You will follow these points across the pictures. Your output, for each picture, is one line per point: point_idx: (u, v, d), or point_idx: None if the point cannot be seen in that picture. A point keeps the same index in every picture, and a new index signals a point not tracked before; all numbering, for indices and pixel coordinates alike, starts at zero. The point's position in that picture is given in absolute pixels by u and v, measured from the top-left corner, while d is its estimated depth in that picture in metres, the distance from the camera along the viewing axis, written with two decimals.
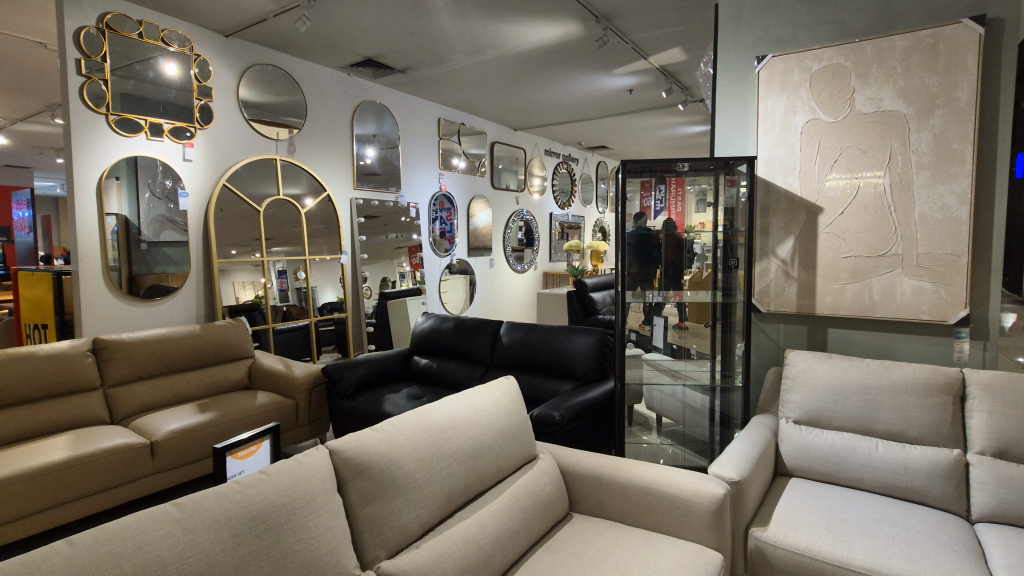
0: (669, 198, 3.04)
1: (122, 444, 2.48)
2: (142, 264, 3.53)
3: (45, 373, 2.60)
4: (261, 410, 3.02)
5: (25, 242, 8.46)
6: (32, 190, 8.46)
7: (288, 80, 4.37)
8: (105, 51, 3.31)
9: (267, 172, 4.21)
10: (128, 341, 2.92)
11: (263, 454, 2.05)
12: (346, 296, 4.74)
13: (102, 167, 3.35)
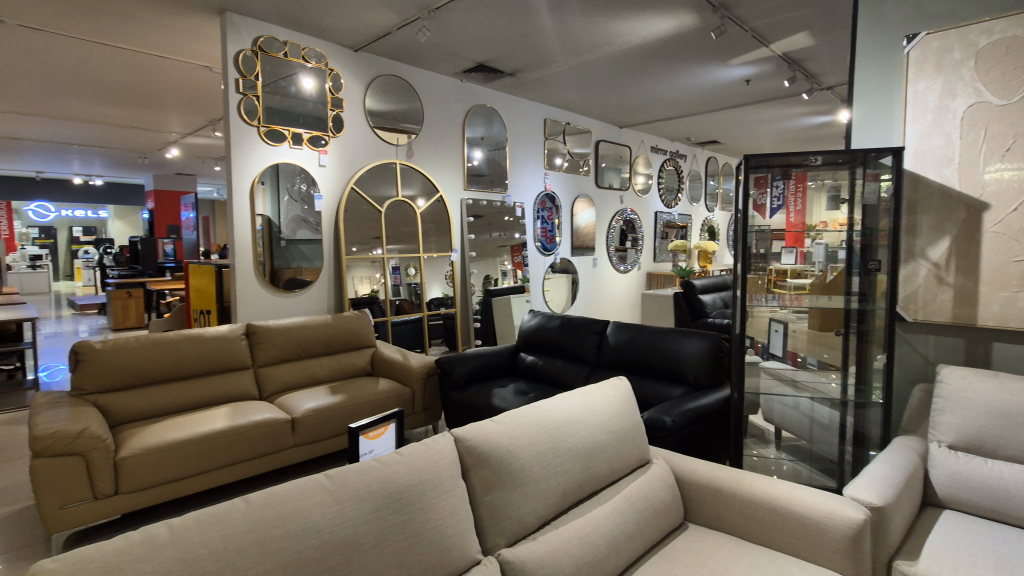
0: (788, 194, 2.85)
1: (269, 418, 2.80)
2: (282, 259, 3.95)
3: (210, 352, 3.01)
4: (381, 395, 3.25)
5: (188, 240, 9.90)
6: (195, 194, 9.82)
7: (408, 89, 4.67)
8: (258, 70, 3.74)
9: (387, 175, 4.52)
10: (274, 327, 3.29)
11: (389, 436, 2.21)
12: (452, 292, 4.95)
13: (253, 173, 3.79)
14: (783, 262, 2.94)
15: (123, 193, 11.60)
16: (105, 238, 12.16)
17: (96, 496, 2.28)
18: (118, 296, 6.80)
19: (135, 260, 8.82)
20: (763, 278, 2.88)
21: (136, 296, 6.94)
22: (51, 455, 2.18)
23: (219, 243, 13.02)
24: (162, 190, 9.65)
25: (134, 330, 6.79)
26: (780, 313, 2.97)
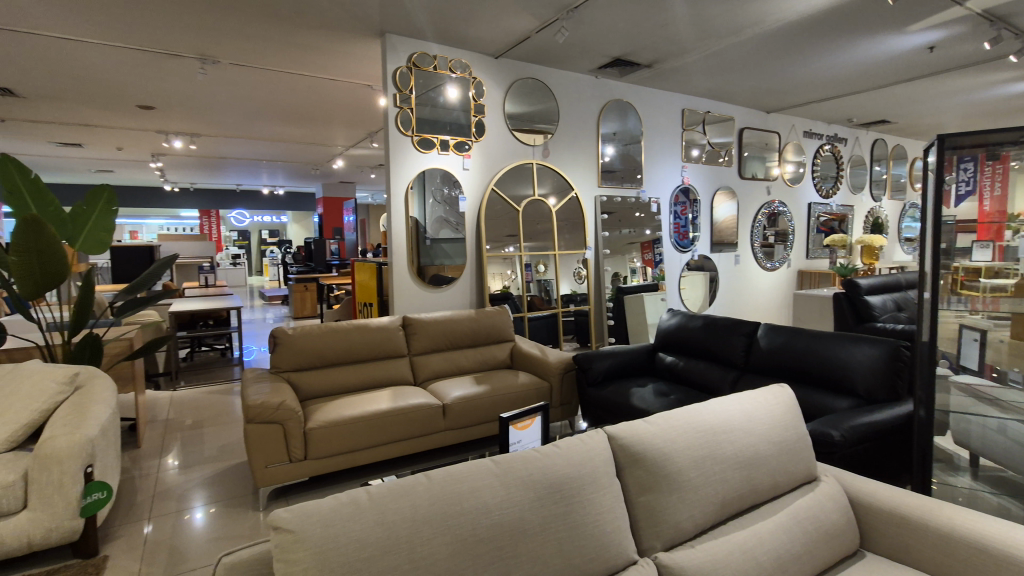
0: (982, 178, 2.34)
1: (424, 403, 3.05)
2: (428, 257, 4.26)
3: (375, 340, 3.36)
4: (522, 388, 3.38)
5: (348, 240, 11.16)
6: (353, 199, 11.03)
7: (545, 90, 4.76)
8: (412, 84, 4.08)
9: (525, 175, 4.67)
10: (426, 320, 3.58)
11: (536, 428, 2.29)
12: (580, 289, 4.95)
13: (406, 179, 4.14)
14: (974, 258, 2.39)
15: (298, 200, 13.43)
16: (284, 240, 14.19)
17: (291, 459, 2.68)
18: (297, 288, 7.90)
19: (308, 257, 10.17)
20: (944, 279, 2.39)
21: (311, 289, 7.99)
22: (260, 422, 2.61)
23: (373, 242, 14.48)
24: (330, 197, 11.02)
25: (309, 319, 7.83)
26: (969, 319, 2.45)
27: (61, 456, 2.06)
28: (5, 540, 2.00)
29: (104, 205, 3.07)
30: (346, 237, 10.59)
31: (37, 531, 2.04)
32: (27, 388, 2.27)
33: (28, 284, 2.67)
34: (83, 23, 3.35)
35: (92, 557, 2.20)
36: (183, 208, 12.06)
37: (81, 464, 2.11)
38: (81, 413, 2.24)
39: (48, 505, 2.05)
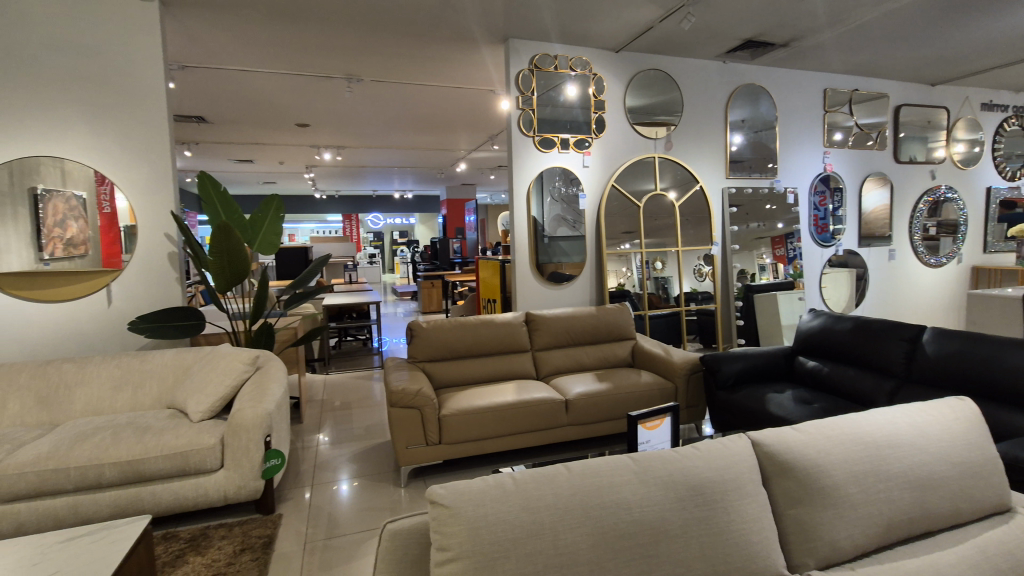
0: None
1: (547, 398, 3.11)
2: (548, 255, 4.33)
3: (501, 335, 3.50)
4: (646, 387, 3.31)
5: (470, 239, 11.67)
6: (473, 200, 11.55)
7: (667, 80, 4.60)
8: (534, 86, 4.17)
9: (646, 170, 4.55)
10: (548, 317, 3.66)
11: (666, 429, 2.23)
12: (702, 287, 4.70)
13: (528, 179, 4.25)
14: None
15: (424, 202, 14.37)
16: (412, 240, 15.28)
17: (428, 442, 2.90)
18: (425, 285, 8.47)
19: (434, 256, 10.85)
20: None
21: (437, 286, 8.52)
22: (401, 406, 2.86)
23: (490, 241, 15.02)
24: (453, 199, 11.65)
25: (436, 314, 8.37)
26: None
27: (247, 424, 2.43)
28: (208, 493, 2.39)
29: (275, 213, 3.56)
30: (468, 237, 11.14)
31: (231, 487, 2.42)
32: (221, 367, 2.70)
33: (221, 279, 3.18)
34: (258, 56, 3.90)
35: (270, 514, 2.57)
36: (329, 213, 13.53)
37: (261, 433, 2.47)
38: (260, 390, 2.62)
39: (238, 466, 2.42)
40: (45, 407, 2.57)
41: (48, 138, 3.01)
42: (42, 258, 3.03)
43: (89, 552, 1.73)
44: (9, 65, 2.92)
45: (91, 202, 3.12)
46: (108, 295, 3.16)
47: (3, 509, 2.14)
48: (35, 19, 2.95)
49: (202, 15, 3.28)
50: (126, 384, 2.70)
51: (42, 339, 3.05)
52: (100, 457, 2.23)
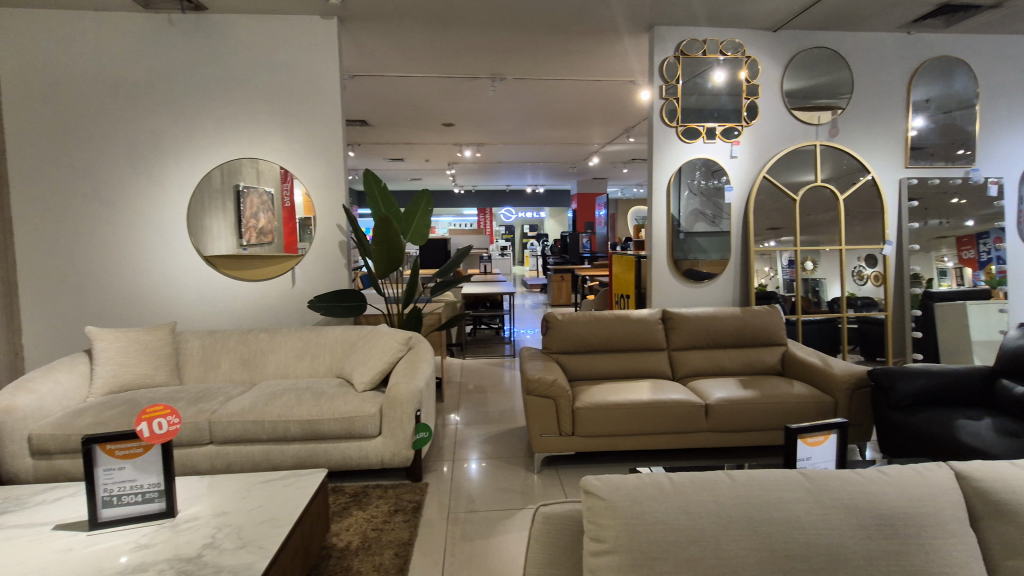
0: None
1: (687, 400, 2.98)
2: (687, 252, 4.13)
3: (637, 331, 3.43)
4: (799, 398, 3.01)
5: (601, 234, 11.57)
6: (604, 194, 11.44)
7: (834, 58, 4.11)
8: (679, 74, 3.98)
9: (804, 159, 4.12)
10: (687, 315, 3.50)
11: (831, 447, 2.00)
12: (861, 292, 4.16)
13: (670, 172, 4.08)
14: None
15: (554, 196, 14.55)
16: (540, 234, 15.56)
17: (561, 433, 2.94)
18: (555, 278, 8.59)
19: (563, 250, 10.93)
20: None
21: (567, 279, 8.60)
22: (537, 395, 2.94)
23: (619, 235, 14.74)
24: (583, 193, 11.65)
25: (564, 307, 8.46)
26: None
27: (403, 398, 2.67)
28: (368, 456, 2.67)
29: (424, 207, 3.85)
30: (599, 232, 11.10)
31: (387, 453, 2.68)
32: (380, 344, 3.00)
33: (380, 266, 3.52)
34: (415, 62, 4.23)
35: (418, 482, 2.80)
36: (464, 207, 14.30)
37: (413, 408, 2.69)
38: (413, 367, 2.86)
39: (394, 435, 2.67)
40: (245, 368, 3.06)
41: (252, 143, 3.57)
42: (241, 244, 3.61)
43: (283, 494, 2.03)
44: (226, 83, 3.51)
45: (277, 197, 3.63)
46: (292, 277, 3.66)
47: (216, 449, 2.60)
48: (245, 43, 3.50)
49: (371, 28, 3.63)
50: (306, 353, 3.12)
51: (242, 312, 3.64)
52: (287, 415, 2.60)
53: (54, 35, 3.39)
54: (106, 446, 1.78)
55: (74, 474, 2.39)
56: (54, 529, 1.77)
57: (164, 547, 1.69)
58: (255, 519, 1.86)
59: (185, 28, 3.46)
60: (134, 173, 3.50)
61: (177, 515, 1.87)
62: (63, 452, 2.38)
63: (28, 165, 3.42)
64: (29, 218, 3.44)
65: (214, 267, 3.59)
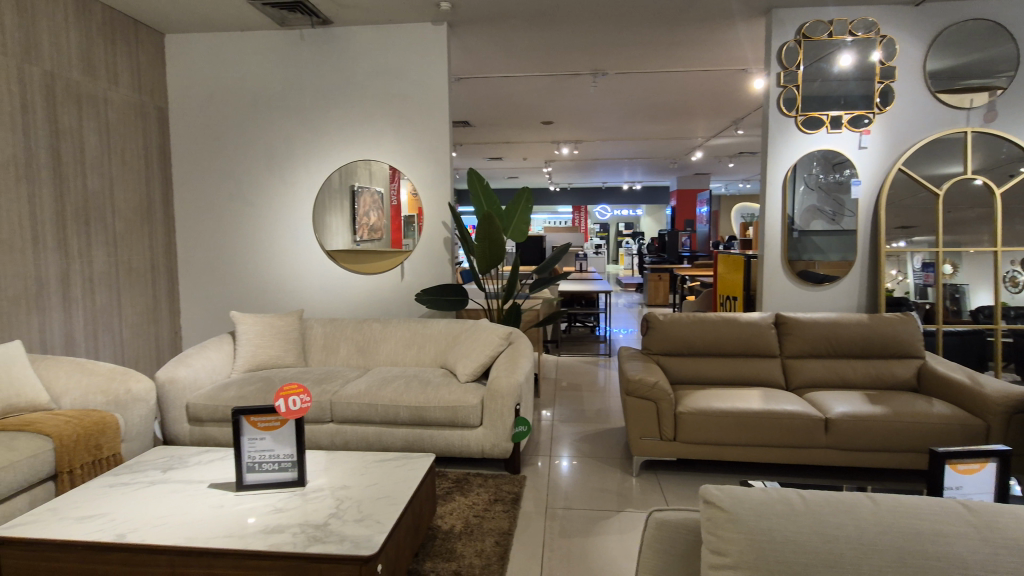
0: None
1: (803, 412, 2.76)
2: (804, 252, 3.81)
3: (746, 335, 3.23)
4: (940, 419, 2.67)
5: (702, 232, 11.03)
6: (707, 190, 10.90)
7: (992, 32, 3.58)
8: (800, 59, 3.68)
9: (951, 148, 3.63)
10: (804, 320, 3.24)
11: (988, 478, 1.74)
12: (1014, 300, 3.63)
13: (787, 165, 3.78)
14: None
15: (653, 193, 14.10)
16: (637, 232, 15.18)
17: (662, 437, 2.85)
18: (653, 278, 8.34)
19: (660, 248, 10.56)
20: None
21: (665, 279, 8.30)
22: (637, 396, 2.87)
23: (722, 233, 13.97)
24: (684, 189, 11.19)
25: (662, 308, 8.19)
26: None
27: (503, 391, 2.74)
28: (470, 445, 2.77)
29: (525, 204, 3.90)
30: (700, 230, 10.59)
31: (488, 444, 2.75)
32: (482, 338, 3.08)
33: (483, 262, 3.62)
34: (518, 62, 4.30)
35: (517, 474, 2.85)
36: (559, 204, 14.32)
37: (513, 402, 2.74)
38: (513, 362, 2.91)
39: (494, 426, 2.74)
40: (360, 355, 3.31)
41: (368, 145, 3.82)
42: (355, 240, 3.89)
43: (396, 474, 2.16)
44: (346, 91, 3.80)
45: (386, 196, 3.86)
46: (401, 271, 3.88)
47: (337, 427, 2.82)
48: (363, 52, 3.76)
49: (478, 31, 3.74)
50: (414, 343, 3.30)
51: (357, 302, 3.92)
52: (397, 400, 2.77)
53: (209, 55, 3.87)
54: (251, 417, 2.00)
55: (221, 440, 2.72)
56: (210, 486, 2.02)
57: (296, 512, 1.87)
58: (372, 495, 1.99)
59: (313, 42, 3.78)
60: (269, 175, 3.90)
61: (306, 485, 2.06)
62: (213, 420, 2.71)
63: (186, 169, 3.94)
64: (186, 216, 3.96)
65: (334, 260, 3.91)
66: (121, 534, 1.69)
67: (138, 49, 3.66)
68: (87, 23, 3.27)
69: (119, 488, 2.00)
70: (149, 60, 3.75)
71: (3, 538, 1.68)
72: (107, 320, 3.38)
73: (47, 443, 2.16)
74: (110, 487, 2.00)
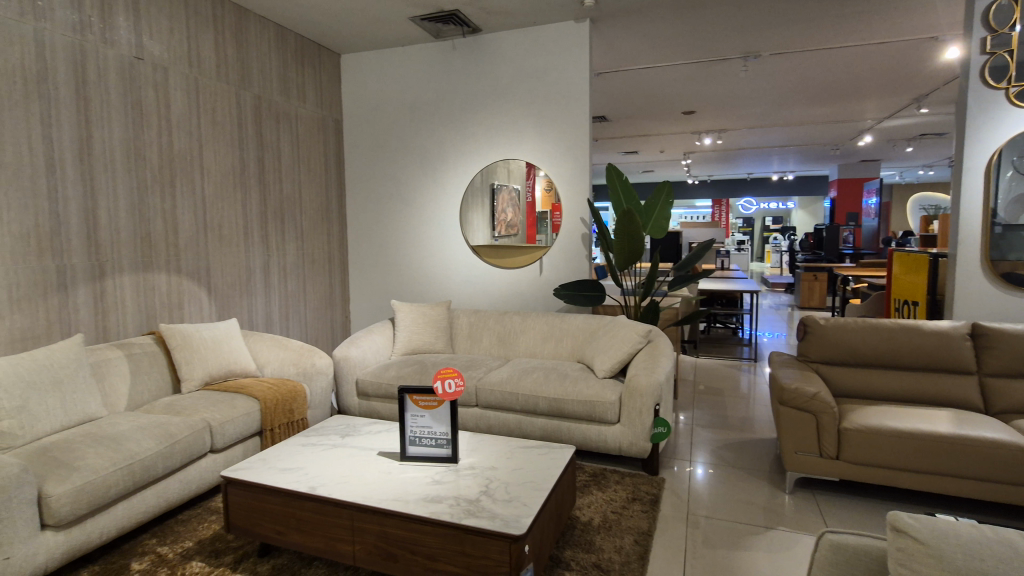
0: None
1: (1008, 440, 2.31)
2: (1014, 250, 3.17)
3: (932, 346, 2.79)
4: None
5: (869, 227, 9.67)
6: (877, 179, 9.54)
7: None
8: (1015, 19, 3.06)
9: None
10: (1012, 332, 2.70)
11: None
12: None
13: (993, 147, 3.17)
14: None
15: (808, 184, 12.70)
16: (787, 228, 13.80)
17: (822, 454, 2.59)
18: (806, 278, 7.55)
19: (816, 245, 9.49)
20: None
21: (821, 279, 7.47)
22: (793, 406, 2.64)
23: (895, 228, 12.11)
24: (847, 179, 9.93)
25: (817, 311, 7.39)
26: None
27: (642, 389, 2.69)
28: (607, 441, 2.77)
29: (665, 198, 3.78)
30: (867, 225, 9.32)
31: (626, 441, 2.73)
32: (621, 334, 3.05)
33: (621, 258, 3.58)
34: (662, 52, 4.16)
35: (655, 476, 2.79)
36: (698, 198, 13.57)
37: (652, 401, 2.68)
38: (653, 360, 2.84)
39: (632, 424, 2.71)
40: (502, 345, 3.48)
41: (510, 145, 3.98)
42: (494, 236, 4.09)
43: (539, 462, 2.25)
44: (491, 94, 3.99)
45: (522, 193, 3.99)
46: (540, 266, 3.98)
47: (481, 412, 3.01)
48: (509, 55, 3.92)
49: (622, 24, 3.69)
50: (552, 337, 3.39)
51: (498, 295, 4.12)
52: (537, 391, 2.86)
53: (376, 70, 4.32)
54: (413, 396, 2.20)
55: (384, 414, 3.06)
56: (379, 454, 2.29)
57: (452, 486, 2.04)
58: (518, 479, 2.10)
59: (464, 50, 4.03)
60: (423, 177, 4.25)
61: (459, 462, 2.23)
62: (378, 396, 3.05)
63: (354, 173, 4.45)
64: (354, 214, 4.48)
65: (478, 255, 4.15)
66: (313, 486, 1.99)
67: (321, 70, 4.22)
68: (284, 51, 3.85)
69: (310, 447, 2.35)
70: (329, 79, 4.30)
71: (229, 478, 2.06)
72: (295, 303, 3.96)
73: (256, 404, 2.61)
74: (303, 446, 2.36)
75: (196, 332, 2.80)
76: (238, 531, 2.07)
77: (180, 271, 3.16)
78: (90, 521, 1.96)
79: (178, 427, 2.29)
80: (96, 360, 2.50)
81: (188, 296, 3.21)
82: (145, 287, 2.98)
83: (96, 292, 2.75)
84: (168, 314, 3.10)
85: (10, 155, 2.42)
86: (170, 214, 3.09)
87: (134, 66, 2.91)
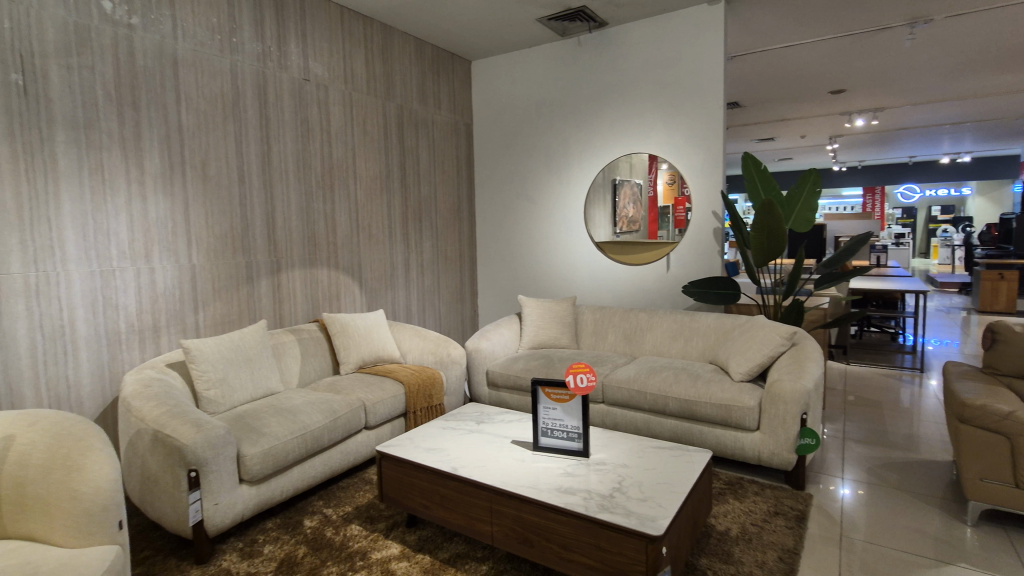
0: None
1: None
2: None
3: None
4: None
5: None
6: None
7: None
8: None
9: None
10: None
11: None
12: None
13: None
14: None
15: (991, 166, 10.74)
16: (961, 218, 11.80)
17: (1017, 484, 2.20)
18: (988, 277, 6.41)
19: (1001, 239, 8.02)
20: None
21: (1009, 279, 6.30)
22: (977, 426, 2.27)
23: None
24: None
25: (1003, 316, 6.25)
26: None
27: (786, 397, 2.49)
28: (744, 448, 2.62)
29: (811, 188, 3.44)
30: None
31: (766, 450, 2.55)
32: (760, 335, 2.84)
33: (760, 254, 3.32)
34: (808, 27, 3.78)
35: (801, 491, 2.57)
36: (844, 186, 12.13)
37: (798, 409, 2.47)
38: (798, 364, 2.61)
39: (774, 432, 2.52)
40: (628, 342, 3.43)
41: (637, 138, 3.90)
42: (616, 232, 4.05)
43: (672, 464, 2.19)
44: (618, 87, 3.93)
45: (644, 187, 3.90)
46: (667, 262, 3.85)
47: (607, 408, 3.01)
48: (637, 47, 3.83)
49: (763, 2, 3.43)
50: (681, 336, 3.27)
51: (623, 291, 4.07)
52: (666, 390, 2.78)
53: (504, 72, 4.47)
54: (545, 388, 2.28)
55: (513, 405, 3.18)
56: (512, 443, 2.39)
57: (584, 479, 2.07)
58: (652, 479, 2.06)
59: (590, 46, 4.02)
60: (548, 175, 4.33)
61: (590, 457, 2.25)
62: (507, 387, 3.18)
63: (483, 173, 4.66)
64: (482, 213, 4.69)
65: (601, 251, 4.14)
66: (455, 467, 2.14)
67: (454, 77, 4.47)
68: (422, 62, 4.14)
69: (449, 431, 2.52)
70: (461, 85, 4.54)
71: (383, 453, 2.29)
72: (431, 297, 4.26)
73: (401, 388, 2.86)
74: (443, 429, 2.54)
75: (351, 320, 3.14)
76: (390, 501, 2.29)
77: (338, 267, 3.56)
78: (274, 480, 2.29)
79: (340, 404, 2.59)
80: (275, 342, 2.91)
81: (344, 289, 3.60)
82: (311, 280, 3.40)
83: (275, 284, 3.20)
84: (328, 304, 3.51)
85: (214, 170, 2.90)
86: (329, 216, 3.49)
87: (303, 87, 3.32)
